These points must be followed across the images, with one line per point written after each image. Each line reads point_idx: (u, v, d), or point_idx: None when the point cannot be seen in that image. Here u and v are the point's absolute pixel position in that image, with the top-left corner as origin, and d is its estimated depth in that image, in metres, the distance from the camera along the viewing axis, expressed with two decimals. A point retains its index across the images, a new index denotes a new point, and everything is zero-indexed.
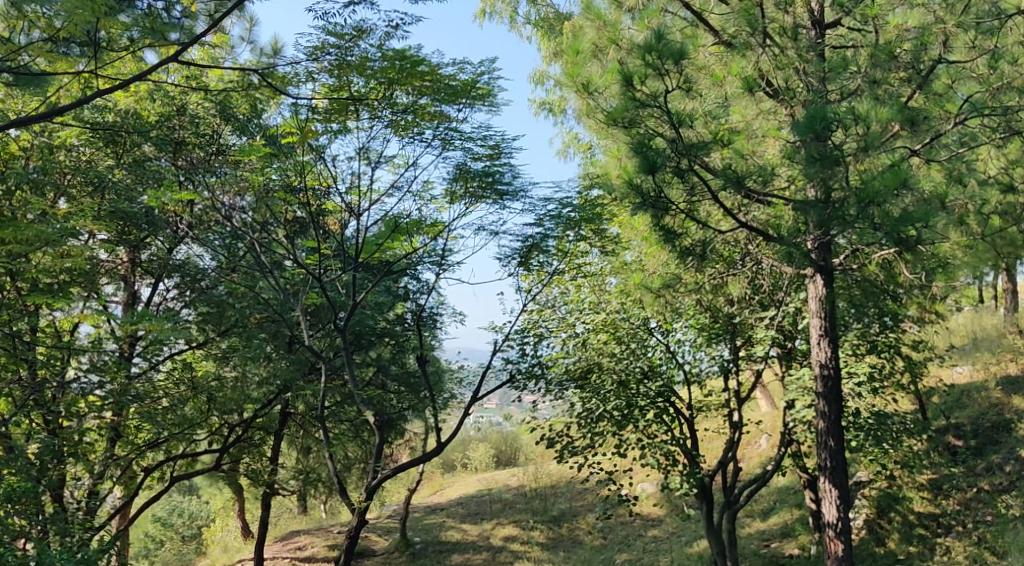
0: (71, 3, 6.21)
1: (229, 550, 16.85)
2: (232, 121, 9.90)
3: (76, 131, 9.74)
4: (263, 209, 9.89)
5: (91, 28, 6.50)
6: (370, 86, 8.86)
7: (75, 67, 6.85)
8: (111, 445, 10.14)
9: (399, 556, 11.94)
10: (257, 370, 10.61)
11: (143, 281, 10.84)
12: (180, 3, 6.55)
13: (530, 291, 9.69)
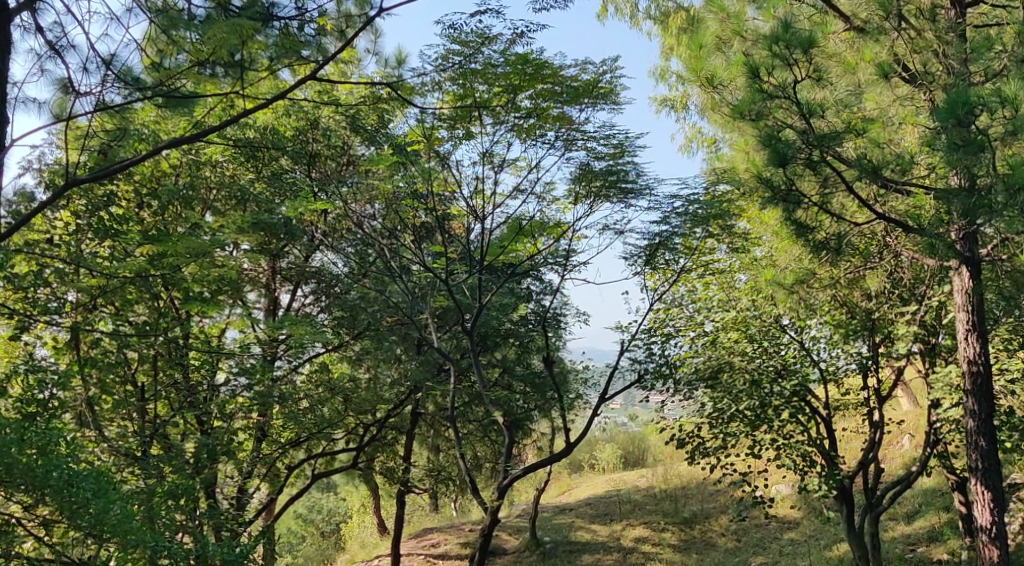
0: (223, 29, 6.43)
1: (366, 547, 17.29)
2: (361, 132, 10.30)
3: (220, 148, 9.92)
4: (392, 216, 10.18)
5: (235, 51, 6.71)
6: (493, 91, 8.92)
7: (219, 87, 7.05)
8: (257, 443, 10.53)
9: (530, 555, 12.00)
10: (389, 371, 11.24)
11: (283, 287, 11.37)
12: (314, 22, 6.89)
13: (656, 290, 9.50)
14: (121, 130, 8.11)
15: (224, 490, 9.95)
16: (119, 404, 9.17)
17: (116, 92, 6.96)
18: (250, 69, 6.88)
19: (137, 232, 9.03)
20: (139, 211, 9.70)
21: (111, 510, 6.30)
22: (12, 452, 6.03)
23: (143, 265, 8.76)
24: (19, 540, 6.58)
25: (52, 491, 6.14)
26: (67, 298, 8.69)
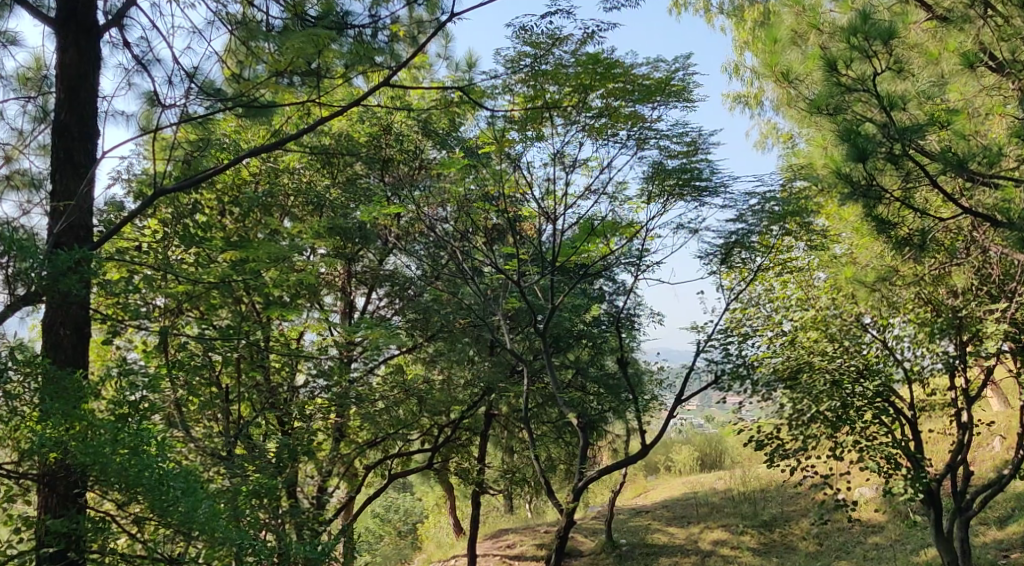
0: (301, 38, 7.01)
1: (442, 547, 17.37)
2: (434, 136, 10.34)
3: (297, 156, 10.20)
4: (463, 218, 10.21)
5: (312, 60, 7.24)
6: (564, 92, 8.87)
7: (296, 96, 7.67)
8: (335, 444, 10.64)
9: (606, 557, 11.97)
10: (463, 373, 11.03)
11: (358, 290, 11.51)
12: (386, 30, 7.43)
13: (732, 289, 9.41)
14: (205, 140, 8.51)
15: (304, 489, 10.07)
16: (205, 405, 9.43)
17: (198, 103, 7.57)
18: (326, 77, 7.42)
19: (219, 240, 9.11)
20: (223, 218, 9.84)
21: (201, 507, 6.36)
22: (106, 451, 6.21)
23: (227, 271, 8.92)
24: (113, 537, 6.58)
25: (145, 490, 6.23)
26: (155, 303, 8.91)
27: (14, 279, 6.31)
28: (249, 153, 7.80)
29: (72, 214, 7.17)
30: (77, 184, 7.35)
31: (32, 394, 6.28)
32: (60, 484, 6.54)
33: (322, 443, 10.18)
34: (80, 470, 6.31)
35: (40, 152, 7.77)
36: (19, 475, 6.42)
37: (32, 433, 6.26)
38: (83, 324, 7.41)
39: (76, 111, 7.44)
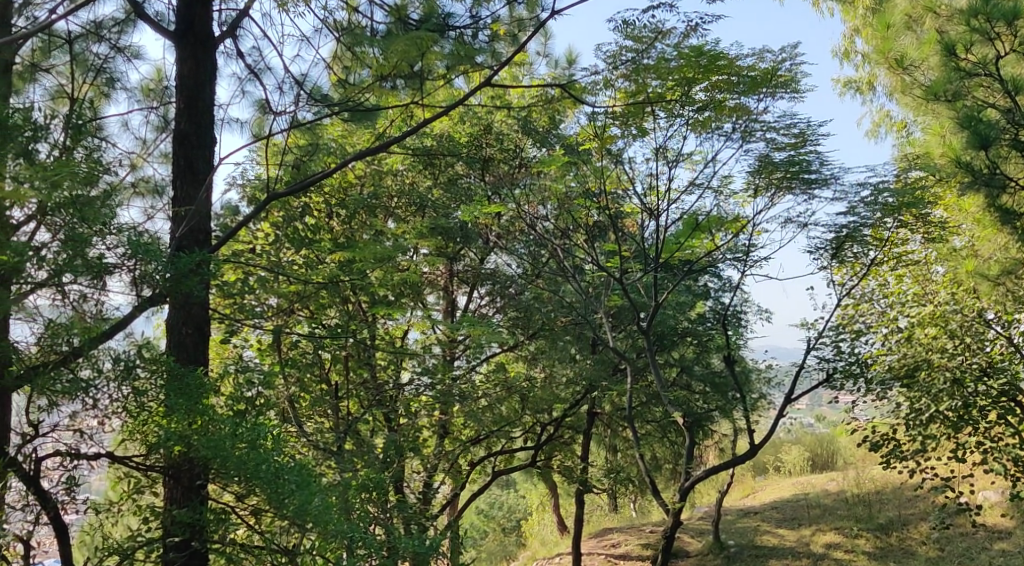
0: (405, 42, 7.11)
1: (546, 545, 17.34)
2: (534, 135, 10.19)
3: (399, 158, 10.29)
4: (564, 216, 10.30)
5: (415, 61, 7.35)
6: (666, 86, 8.73)
7: (401, 100, 7.87)
8: (439, 441, 10.70)
9: (714, 558, 11.84)
10: (565, 371, 10.80)
11: (459, 289, 11.57)
12: (487, 29, 7.52)
13: (844, 285, 8.99)
14: (312, 146, 8.87)
15: (411, 485, 10.24)
16: (315, 401, 9.53)
17: (307, 111, 7.94)
18: (428, 79, 7.61)
19: (328, 241, 9.36)
20: (330, 220, 9.84)
21: (314, 501, 6.37)
22: (226, 445, 6.38)
23: (334, 271, 9.03)
24: (234, 527, 6.76)
25: (263, 483, 6.37)
26: (268, 303, 9.04)
27: (140, 282, 6.47)
28: (356, 156, 8.12)
29: (191, 219, 7.60)
30: (196, 191, 7.76)
31: (157, 391, 6.50)
32: (184, 476, 6.80)
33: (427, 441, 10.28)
34: (204, 463, 6.55)
35: (162, 160, 8.47)
36: (146, 468, 6.64)
37: (159, 428, 6.48)
38: (203, 323, 7.81)
39: (194, 120, 7.85)
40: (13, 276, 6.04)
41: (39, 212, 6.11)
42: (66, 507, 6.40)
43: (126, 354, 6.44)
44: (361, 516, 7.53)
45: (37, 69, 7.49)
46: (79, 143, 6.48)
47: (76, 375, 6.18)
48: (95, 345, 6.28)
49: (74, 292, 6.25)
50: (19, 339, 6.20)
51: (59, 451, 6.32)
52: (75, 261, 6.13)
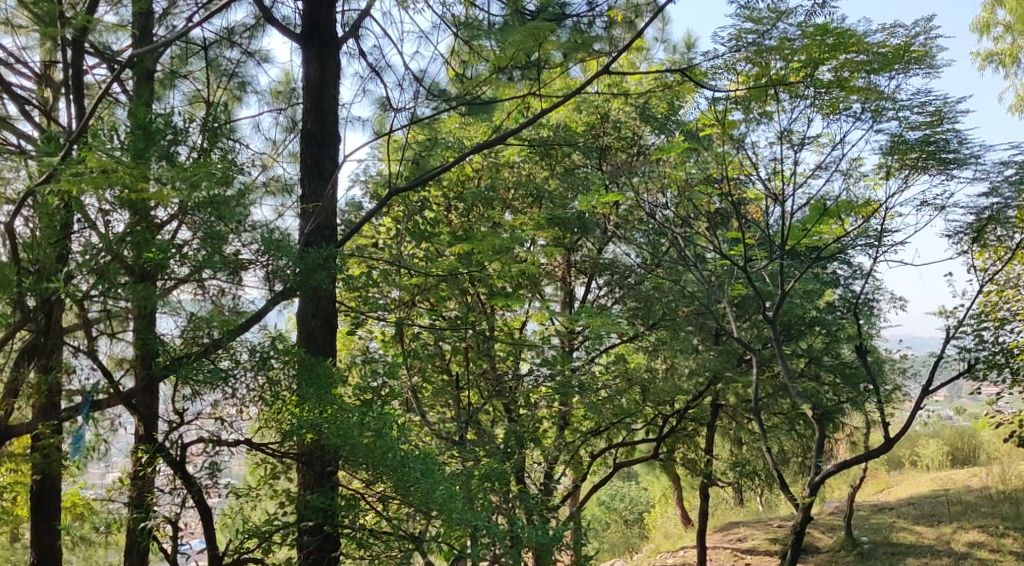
0: (519, 33, 6.99)
1: (670, 538, 17.05)
2: (652, 121, 10.13)
3: (517, 149, 10.23)
4: (684, 203, 10.00)
5: (530, 52, 7.23)
6: (790, 67, 8.43)
7: (516, 91, 7.90)
8: (560, 432, 10.62)
9: (846, 555, 11.41)
10: (687, 361, 10.67)
11: (579, 280, 11.49)
12: (602, 17, 7.39)
13: (986, 270, 8.48)
14: (432, 140, 8.92)
15: (531, 475, 10.02)
16: (438, 391, 9.54)
17: (425, 106, 8.06)
18: (544, 68, 7.56)
19: (447, 233, 9.43)
20: (449, 214, 10.05)
21: (439, 488, 6.58)
22: (354, 434, 6.58)
23: (454, 264, 9.01)
24: (363, 513, 6.89)
25: (389, 471, 6.59)
26: (390, 295, 9.13)
27: (273, 277, 6.73)
28: (474, 149, 8.07)
29: (319, 215, 7.89)
30: (323, 188, 8.10)
31: (290, 380, 6.76)
32: (316, 461, 6.90)
33: (547, 432, 10.23)
34: (334, 450, 6.76)
35: (290, 159, 8.95)
36: (281, 454, 6.80)
37: (293, 416, 6.66)
38: (331, 315, 7.98)
39: (320, 119, 8.22)
40: (158, 272, 6.30)
41: (181, 211, 6.29)
42: (210, 491, 6.57)
43: (262, 345, 6.67)
44: (483, 504, 7.46)
45: (177, 76, 8.22)
46: (216, 145, 6.65)
47: (216, 365, 6.39)
48: (233, 337, 6.49)
49: (213, 287, 6.50)
50: (166, 332, 6.47)
51: (202, 437, 6.54)
52: (214, 258, 6.36)
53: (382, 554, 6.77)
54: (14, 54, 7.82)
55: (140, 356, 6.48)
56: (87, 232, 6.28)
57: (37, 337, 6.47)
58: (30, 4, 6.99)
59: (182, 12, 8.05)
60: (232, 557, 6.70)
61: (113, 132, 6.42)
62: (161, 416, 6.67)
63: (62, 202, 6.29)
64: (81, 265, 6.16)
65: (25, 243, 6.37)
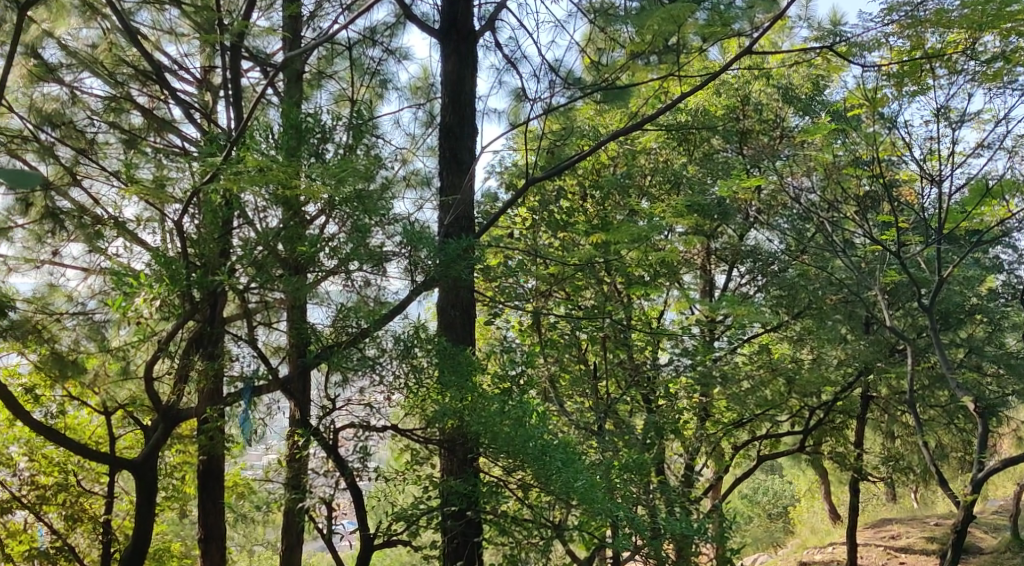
0: (658, 18, 6.79)
1: (817, 533, 16.46)
2: (795, 103, 10.15)
3: (654, 134, 9.95)
4: (831, 187, 9.64)
5: (671, 34, 6.99)
6: (947, 40, 7.91)
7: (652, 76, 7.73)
8: (701, 422, 10.34)
9: (1012, 557, 10.73)
10: (833, 351, 10.34)
11: (719, 268, 11.14)
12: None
13: None
14: (566, 129, 8.76)
15: (672, 467, 9.77)
16: (576, 381, 9.32)
17: (561, 95, 7.76)
18: (682, 52, 7.33)
19: (584, 223, 9.24)
20: (584, 203, 9.88)
21: (580, 478, 6.43)
22: (494, 422, 6.55)
23: (591, 253, 8.83)
24: (504, 501, 6.79)
25: (529, 459, 6.52)
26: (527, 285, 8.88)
27: (414, 268, 6.77)
28: (610, 136, 7.81)
29: (457, 206, 7.85)
30: (461, 180, 8.11)
31: (433, 368, 6.75)
32: (459, 448, 6.92)
33: (687, 423, 9.96)
34: (474, 438, 6.71)
35: (429, 153, 8.97)
36: (426, 441, 6.86)
37: (435, 403, 6.66)
38: (470, 305, 7.96)
39: (458, 112, 8.19)
40: (309, 264, 6.36)
41: (329, 206, 6.29)
42: (360, 474, 6.61)
43: (405, 335, 6.69)
44: (623, 496, 7.27)
45: (322, 76, 8.41)
46: (361, 141, 6.63)
47: (363, 353, 6.47)
48: (380, 326, 6.56)
49: (358, 278, 6.54)
50: (318, 321, 6.58)
51: (353, 422, 6.65)
52: (359, 250, 6.38)
53: (523, 541, 6.67)
54: (177, 61, 8.22)
55: (294, 344, 6.64)
56: (245, 229, 6.39)
57: (202, 328, 6.60)
58: (192, 12, 7.10)
59: (328, 13, 8.10)
60: (382, 538, 6.82)
61: (267, 132, 6.43)
62: (315, 401, 6.81)
63: (223, 199, 6.32)
64: (241, 258, 6.29)
65: (191, 239, 6.44)
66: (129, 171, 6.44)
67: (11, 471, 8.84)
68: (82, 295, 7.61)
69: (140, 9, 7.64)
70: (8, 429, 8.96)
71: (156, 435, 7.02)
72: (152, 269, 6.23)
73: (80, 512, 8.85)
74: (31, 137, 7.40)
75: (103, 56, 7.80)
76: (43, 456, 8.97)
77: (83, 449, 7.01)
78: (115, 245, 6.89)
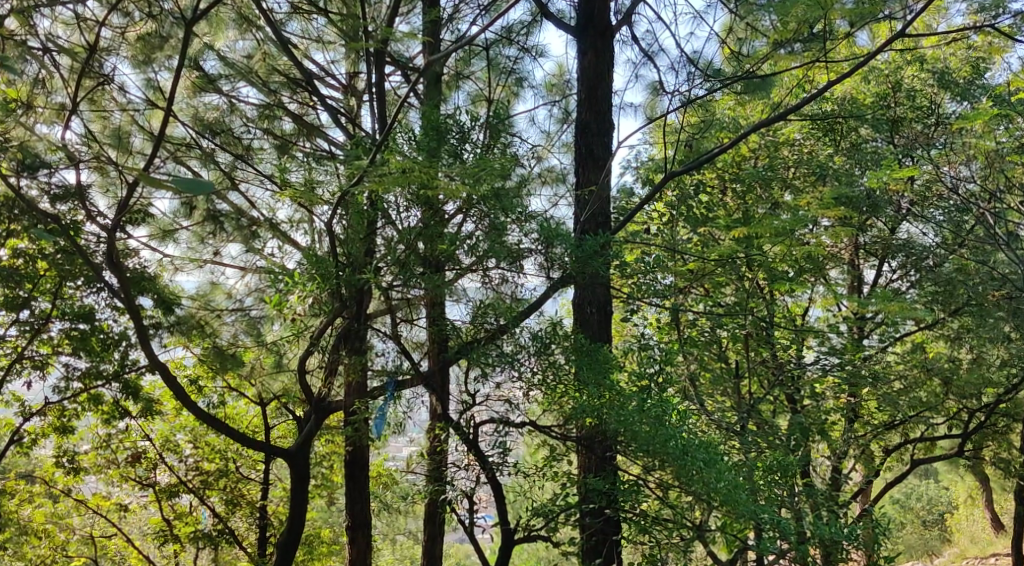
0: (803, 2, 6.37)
1: (978, 543, 15.54)
2: (952, 88, 9.56)
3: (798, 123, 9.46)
4: (994, 176, 9.00)
5: (813, 15, 6.62)
6: None
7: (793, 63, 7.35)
8: (850, 424, 9.83)
9: None
10: (996, 350, 9.69)
11: (869, 263, 10.59)
12: None
13: None
14: (706, 122, 8.43)
15: (819, 469, 9.31)
16: (717, 379, 8.99)
17: (699, 88, 7.46)
18: (829, 38, 6.94)
19: (725, 217, 8.90)
20: (723, 196, 9.34)
21: (723, 478, 6.15)
22: (633, 420, 6.29)
23: (732, 248, 8.44)
24: (644, 499, 6.52)
25: (671, 459, 6.20)
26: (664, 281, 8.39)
27: (550, 265, 6.55)
28: (751, 127, 7.41)
29: (593, 203, 7.61)
30: (597, 175, 7.86)
31: (572, 367, 6.53)
32: (598, 446, 6.72)
33: (835, 424, 9.55)
34: (614, 437, 6.47)
35: (565, 150, 8.85)
36: (564, 438, 6.66)
37: (573, 400, 6.47)
38: (606, 302, 7.76)
39: (594, 108, 7.96)
40: (448, 262, 6.32)
41: (466, 204, 6.23)
42: (500, 469, 6.51)
43: (543, 333, 6.53)
44: (768, 500, 6.90)
45: (461, 78, 8.49)
46: (497, 140, 6.49)
47: (502, 349, 6.38)
48: (517, 321, 6.43)
49: (495, 275, 6.43)
50: (457, 318, 6.48)
51: (492, 418, 6.54)
52: (496, 248, 6.29)
53: (663, 541, 6.36)
54: (324, 68, 8.40)
55: (435, 340, 6.62)
56: (386, 229, 6.32)
57: (350, 324, 6.51)
58: (338, 20, 7.10)
59: (466, 15, 8.06)
60: (523, 534, 6.66)
61: (406, 134, 6.37)
62: (454, 396, 6.72)
63: (367, 200, 6.28)
64: (385, 257, 6.24)
65: (339, 241, 6.43)
66: (279, 174, 6.49)
67: (177, 457, 9.08)
68: (240, 292, 7.92)
69: (291, 19, 7.72)
70: (175, 417, 9.14)
71: (308, 427, 7.12)
72: (302, 269, 6.25)
73: (238, 497, 9.20)
74: (194, 144, 7.63)
75: (257, 65, 7.83)
76: (206, 443, 9.22)
77: (243, 437, 7.01)
78: (271, 245, 7.08)
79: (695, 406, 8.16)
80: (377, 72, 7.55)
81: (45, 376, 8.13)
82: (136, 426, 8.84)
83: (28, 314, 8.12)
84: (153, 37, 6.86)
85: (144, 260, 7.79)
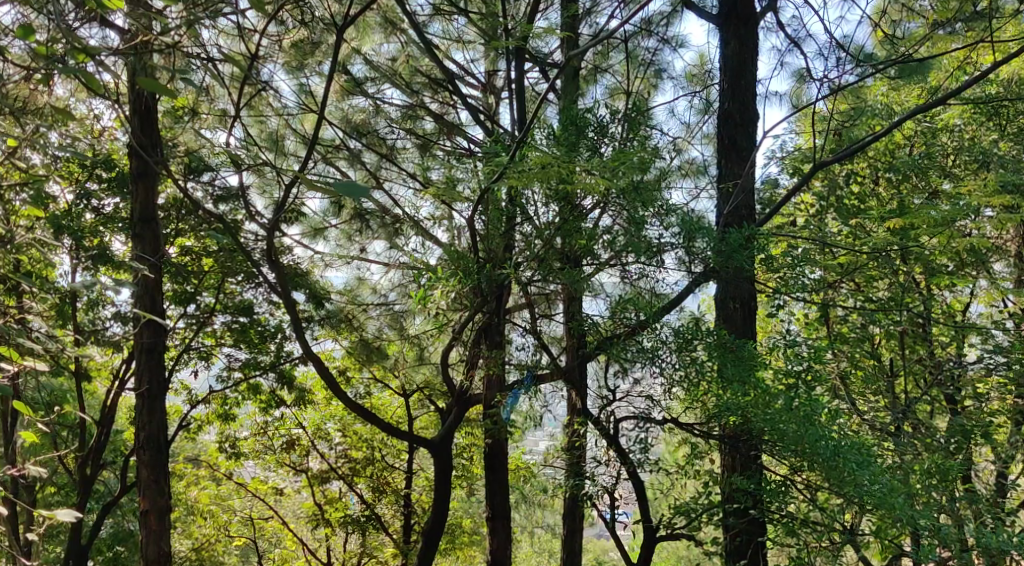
0: None
1: None
2: None
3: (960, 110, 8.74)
4: None
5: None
6: None
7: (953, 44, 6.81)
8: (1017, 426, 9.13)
9: None
10: None
11: None
12: None
13: None
14: (856, 109, 7.89)
15: (981, 473, 8.67)
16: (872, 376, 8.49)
17: (850, 73, 6.94)
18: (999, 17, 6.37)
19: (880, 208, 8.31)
20: (875, 185, 8.94)
21: (878, 481, 5.68)
22: (781, 419, 5.84)
23: (889, 238, 7.87)
24: (792, 501, 6.03)
25: (821, 462, 5.76)
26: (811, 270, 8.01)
27: (691, 258, 6.20)
28: (908, 114, 6.68)
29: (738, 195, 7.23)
30: (741, 167, 7.48)
31: (714, 363, 6.09)
32: (743, 443, 6.24)
33: (999, 427, 8.86)
34: (759, 438, 6.07)
35: (703, 140, 8.48)
36: (706, 436, 6.31)
37: (718, 399, 6.08)
38: (751, 297, 7.31)
39: (738, 97, 7.54)
40: (584, 255, 6.02)
41: (603, 198, 5.91)
42: (641, 465, 6.27)
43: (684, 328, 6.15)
44: (926, 508, 6.36)
45: (598, 70, 8.26)
46: (637, 131, 6.12)
47: (643, 344, 6.04)
48: (659, 316, 6.05)
49: (634, 269, 6.13)
50: (593, 313, 6.19)
51: (632, 413, 6.31)
52: (636, 242, 5.95)
53: (811, 543, 5.88)
54: (463, 67, 8.28)
55: (573, 335, 6.40)
56: (521, 224, 6.09)
57: (489, 319, 6.35)
58: (476, 18, 6.90)
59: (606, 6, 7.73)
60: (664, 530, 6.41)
61: (541, 128, 6.14)
62: (593, 391, 6.49)
63: (507, 196, 6.09)
64: (524, 252, 6.01)
65: (480, 237, 6.27)
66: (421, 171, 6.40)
67: (327, 444, 9.10)
68: (385, 287, 7.82)
69: (432, 20, 7.66)
70: (326, 406, 9.16)
71: (450, 418, 7.07)
72: (443, 264, 6.12)
73: (384, 485, 9.00)
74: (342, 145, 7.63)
75: (401, 67, 7.89)
76: (354, 432, 9.11)
77: (386, 425, 6.90)
78: (413, 242, 7.01)
79: (846, 406, 7.67)
80: (517, 70, 7.07)
81: (209, 367, 8.72)
82: (291, 413, 9.06)
83: (194, 307, 8.74)
84: (305, 43, 6.92)
85: (297, 257, 8.03)
